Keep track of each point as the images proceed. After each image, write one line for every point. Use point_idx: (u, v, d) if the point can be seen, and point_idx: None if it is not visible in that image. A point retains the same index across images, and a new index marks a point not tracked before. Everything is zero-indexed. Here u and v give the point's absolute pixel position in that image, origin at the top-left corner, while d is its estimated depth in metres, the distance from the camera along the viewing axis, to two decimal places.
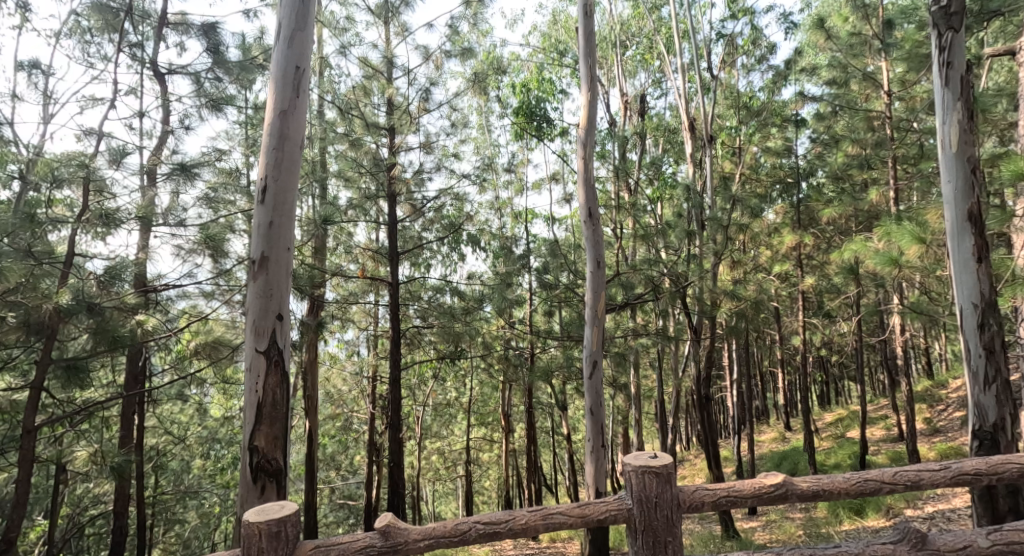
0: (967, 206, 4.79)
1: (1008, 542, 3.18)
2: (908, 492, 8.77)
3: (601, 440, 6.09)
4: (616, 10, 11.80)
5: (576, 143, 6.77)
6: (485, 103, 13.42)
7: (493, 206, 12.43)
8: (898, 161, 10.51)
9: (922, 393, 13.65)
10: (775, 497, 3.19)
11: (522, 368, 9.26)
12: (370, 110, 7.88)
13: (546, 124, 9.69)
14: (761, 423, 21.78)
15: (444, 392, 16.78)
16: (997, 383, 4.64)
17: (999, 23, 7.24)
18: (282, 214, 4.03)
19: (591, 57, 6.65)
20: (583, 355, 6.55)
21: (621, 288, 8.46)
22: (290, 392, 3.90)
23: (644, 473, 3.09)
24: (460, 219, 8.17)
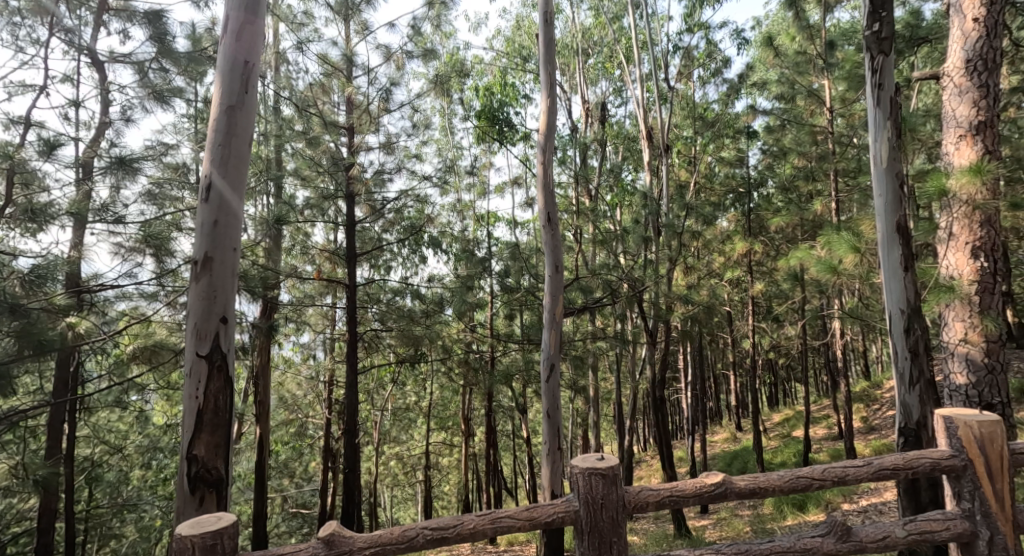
0: (896, 218, 5.17)
1: (923, 532, 3.49)
2: (845, 488, 9.25)
3: (557, 442, 6.21)
4: (578, 18, 12.08)
5: (535, 147, 6.93)
6: (448, 106, 13.51)
7: (455, 208, 12.53)
8: (840, 173, 11.09)
9: (860, 393, 14.41)
10: (714, 496, 3.38)
11: (482, 371, 9.30)
12: (330, 110, 7.88)
13: (508, 128, 9.84)
14: (714, 424, 22.44)
15: (403, 396, 16.69)
16: (921, 383, 5.03)
17: (927, 48, 7.79)
18: (227, 213, 4.05)
19: (550, 63, 6.82)
20: (541, 358, 6.68)
21: (580, 292, 8.64)
22: (233, 398, 3.91)
23: (591, 475, 3.26)
24: (421, 221, 8.24)
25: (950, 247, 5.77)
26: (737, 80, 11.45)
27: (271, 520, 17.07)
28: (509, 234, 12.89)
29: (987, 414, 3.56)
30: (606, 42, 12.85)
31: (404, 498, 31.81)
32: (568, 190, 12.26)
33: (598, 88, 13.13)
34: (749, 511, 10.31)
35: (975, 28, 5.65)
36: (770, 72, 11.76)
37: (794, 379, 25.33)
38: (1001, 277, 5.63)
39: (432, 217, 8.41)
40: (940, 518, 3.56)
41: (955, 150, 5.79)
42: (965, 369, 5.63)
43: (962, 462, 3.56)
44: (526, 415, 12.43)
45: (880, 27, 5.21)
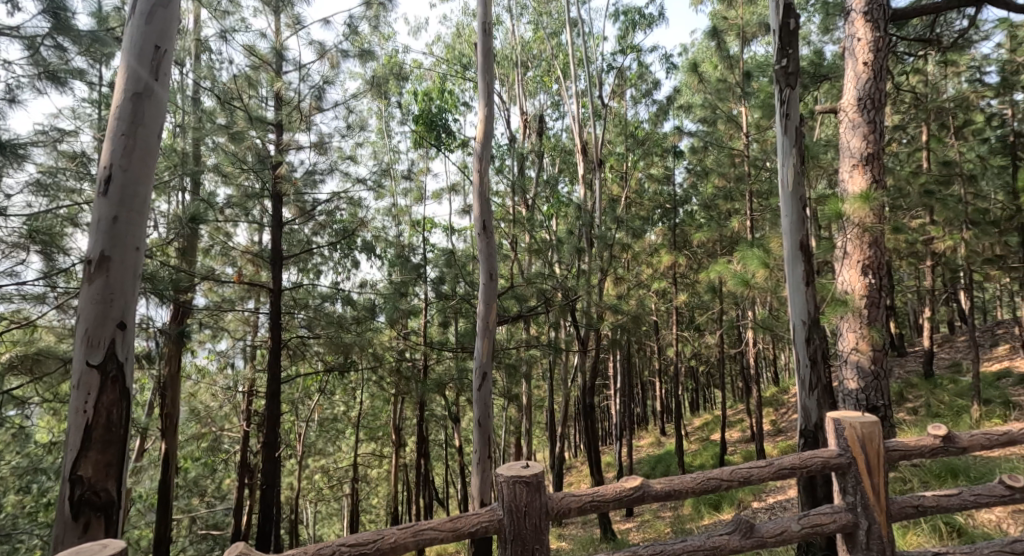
0: (799, 237, 5.74)
1: (815, 526, 3.78)
2: (755, 487, 9.89)
3: (487, 450, 6.34)
4: (517, 31, 12.40)
5: (472, 155, 7.12)
6: (386, 109, 13.52)
7: (391, 213, 12.54)
8: (754, 193, 11.94)
9: (771, 398, 15.49)
10: (633, 500, 3.60)
11: (412, 379, 9.38)
12: (258, 105, 7.76)
13: (447, 135, 9.98)
14: (640, 430, 23.27)
15: (330, 405, 16.28)
16: (818, 388, 5.56)
17: (828, 84, 8.64)
18: (129, 209, 3.81)
19: (488, 73, 7.06)
20: (474, 367, 6.83)
21: (515, 300, 8.82)
22: (128, 411, 3.70)
23: (515, 483, 3.44)
24: (354, 225, 8.27)
25: (845, 265, 6.43)
26: (665, 101, 12.12)
27: (180, 541, 16.05)
28: (445, 240, 13.00)
29: (867, 416, 3.85)
30: (545, 56, 13.24)
31: (329, 512, 30.77)
32: (505, 200, 12.49)
33: (536, 100, 13.51)
34: (671, 512, 10.90)
35: (866, 71, 6.36)
36: (695, 96, 12.54)
37: (713, 386, 26.70)
38: (885, 292, 6.36)
39: (365, 221, 8.43)
40: (828, 512, 3.84)
41: (849, 178, 6.47)
42: (856, 375, 6.29)
43: (847, 459, 3.84)
44: (458, 423, 12.50)
45: (788, 63, 5.80)
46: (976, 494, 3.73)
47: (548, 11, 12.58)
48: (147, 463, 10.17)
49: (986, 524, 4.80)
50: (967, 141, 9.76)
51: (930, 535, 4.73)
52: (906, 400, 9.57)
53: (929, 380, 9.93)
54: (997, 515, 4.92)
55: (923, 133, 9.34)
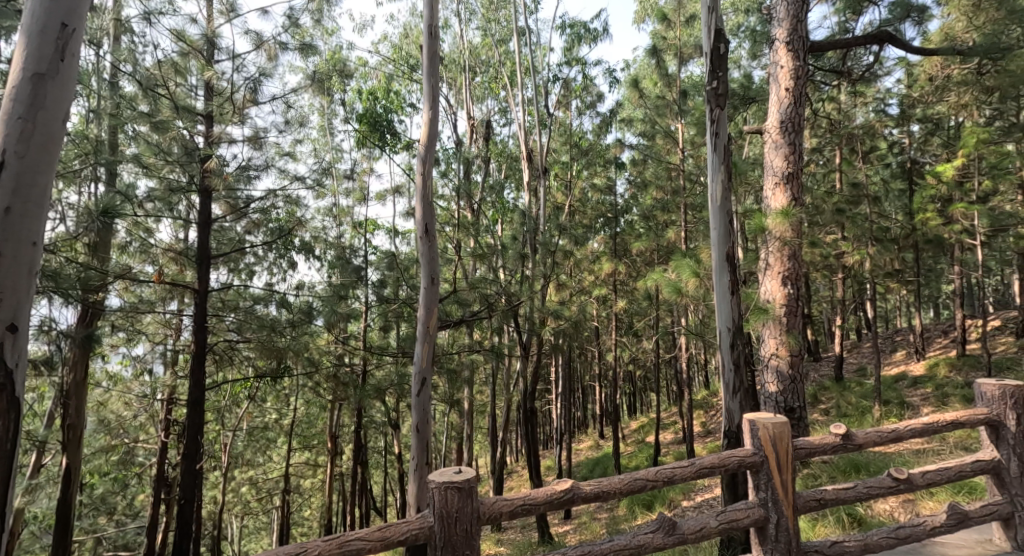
0: (727, 249, 6.12)
1: (731, 522, 3.72)
2: (685, 488, 10.30)
3: (425, 457, 6.33)
4: (465, 36, 12.50)
5: (416, 157, 7.12)
6: (329, 106, 13.33)
7: (332, 213, 12.37)
8: (689, 206, 12.49)
9: (701, 401, 16.24)
10: (564, 502, 3.57)
11: (350, 385, 9.08)
12: (186, 93, 7.36)
13: (391, 135, 9.98)
14: (579, 434, 23.66)
15: (262, 413, 15.63)
16: (741, 391, 5.93)
17: (756, 106, 9.21)
18: (25, 201, 3.03)
19: (434, 77, 7.12)
20: (413, 372, 6.78)
21: (457, 304, 8.59)
22: (19, 420, 3.00)
23: (447, 489, 3.36)
24: (291, 224, 8.11)
25: (768, 275, 6.89)
26: (608, 114, 12.52)
27: None
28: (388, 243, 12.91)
29: (778, 416, 3.84)
30: (492, 62, 13.39)
31: (257, 526, 29.44)
32: (449, 204, 12.45)
33: (483, 105, 13.63)
34: (607, 513, 11.18)
35: (787, 96, 6.88)
36: (637, 110, 13.01)
37: (649, 390, 27.54)
38: (802, 301, 6.86)
39: (304, 221, 8.28)
40: (743, 507, 3.77)
41: (772, 195, 6.96)
42: (776, 379, 6.76)
43: (760, 458, 3.79)
44: (397, 429, 12.36)
45: (717, 84, 6.22)
46: (868, 486, 3.78)
47: (496, 19, 12.78)
48: (47, 480, 9.34)
49: (881, 514, 5.28)
50: (873, 163, 10.66)
51: (836, 525, 5.14)
52: (820, 403, 10.26)
53: (840, 384, 10.68)
54: (892, 505, 5.42)
55: (837, 155, 10.11)
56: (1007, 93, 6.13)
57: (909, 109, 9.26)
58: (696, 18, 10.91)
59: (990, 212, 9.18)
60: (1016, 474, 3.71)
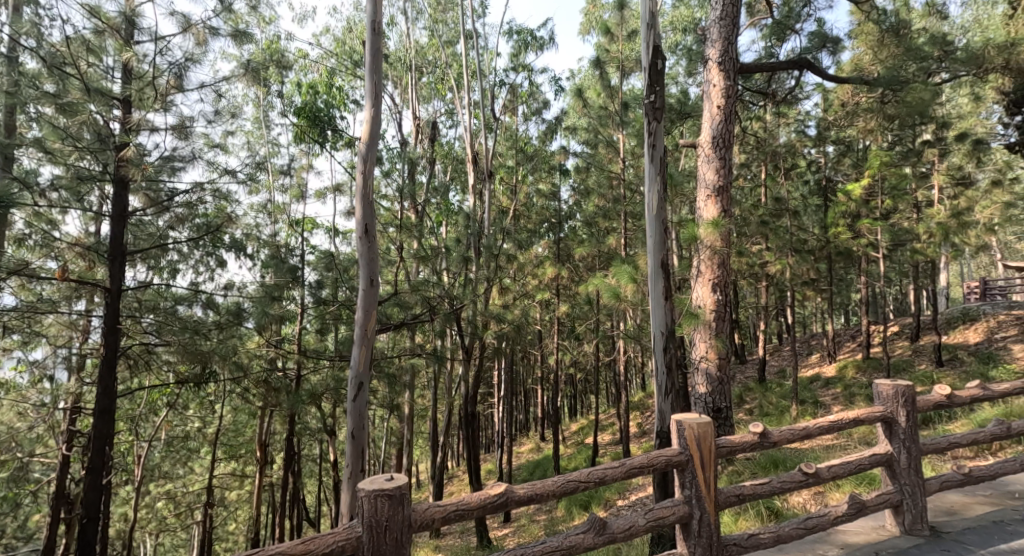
0: (662, 257, 6.41)
1: (658, 519, 3.87)
2: (620, 487, 10.60)
3: (360, 465, 6.24)
4: (412, 35, 12.41)
5: (357, 155, 6.87)
6: (265, 97, 12.96)
7: (266, 210, 12.00)
8: (629, 214, 12.88)
9: (638, 403, 16.79)
10: (496, 506, 3.66)
11: (282, 390, 8.84)
12: (101, 74, 6.73)
13: (332, 132, 9.82)
14: (520, 437, 23.78)
15: (181, 422, 14.65)
16: (673, 392, 6.25)
17: (691, 121, 9.65)
18: None
19: (377, 73, 6.86)
20: (350, 376, 6.51)
21: (397, 307, 8.49)
22: None
23: (377, 497, 3.39)
24: (220, 220, 7.82)
25: (699, 282, 7.25)
26: (553, 120, 12.77)
27: None
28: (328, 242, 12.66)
29: (703, 417, 4.04)
30: (439, 63, 13.41)
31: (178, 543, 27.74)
32: (392, 205, 12.26)
33: (429, 105, 13.60)
34: (545, 516, 11.35)
35: (719, 113, 7.30)
36: (581, 119, 13.33)
37: (588, 392, 28.06)
38: (730, 307, 7.25)
39: (235, 217, 8.00)
40: (669, 504, 3.93)
41: (704, 207, 7.35)
42: (705, 381, 7.13)
43: (686, 457, 3.96)
44: (334, 435, 12.09)
45: (655, 99, 6.51)
46: (781, 481, 4.07)
47: (444, 19, 12.79)
48: None
49: (796, 506, 5.69)
50: (792, 180, 11.42)
51: (755, 518, 5.46)
52: (745, 404, 10.82)
53: (762, 385, 11.33)
54: (805, 498, 5.86)
55: (763, 171, 10.73)
56: (905, 123, 6.74)
57: (825, 131, 10.01)
58: (637, 33, 11.30)
59: (891, 228, 10.04)
60: (904, 465, 4.10)
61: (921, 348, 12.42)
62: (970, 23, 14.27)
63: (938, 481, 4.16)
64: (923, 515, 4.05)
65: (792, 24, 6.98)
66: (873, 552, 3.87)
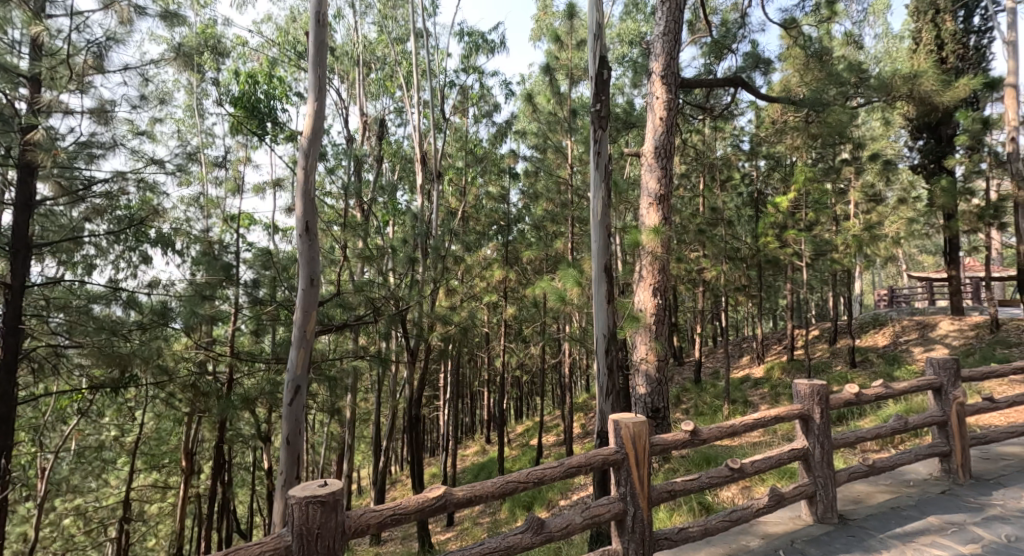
0: (605, 261, 6.62)
1: (594, 517, 4.01)
2: (562, 488, 10.78)
3: (295, 471, 6.03)
4: (361, 30, 12.22)
5: (298, 150, 6.30)
6: (199, 84, 12.52)
7: (199, 204, 11.51)
8: (575, 219, 13.14)
9: (582, 404, 17.10)
10: (435, 509, 3.67)
11: (212, 395, 8.22)
12: (4, 46, 6.13)
13: (273, 124, 9.57)
14: (466, 440, 23.72)
15: (96, 430, 13.66)
16: (613, 393, 6.49)
17: (636, 130, 9.96)
18: None
19: (321, 65, 6.30)
20: (286, 379, 6.12)
21: (339, 308, 8.34)
22: None
23: (310, 503, 3.34)
24: (144, 213, 7.45)
25: (641, 287, 7.51)
26: (503, 124, 12.89)
27: None
28: (267, 239, 12.33)
29: (638, 416, 4.21)
30: (388, 60, 13.31)
31: None
32: (336, 203, 12.01)
33: (377, 102, 13.48)
34: (488, 518, 11.41)
35: (661, 124, 7.60)
36: (530, 123, 13.54)
37: (534, 394, 28.35)
38: (669, 311, 7.56)
39: (161, 211, 7.66)
40: (604, 502, 4.08)
41: (646, 213, 7.63)
42: (644, 382, 7.40)
43: (620, 455, 4.12)
44: (270, 441, 11.69)
45: (601, 107, 6.72)
46: (709, 477, 4.31)
47: (394, 16, 12.66)
48: None
49: (725, 500, 6.00)
50: (728, 191, 11.99)
51: (687, 513, 5.72)
52: (681, 404, 11.27)
53: (698, 386, 11.80)
54: (734, 493, 6.19)
55: (702, 181, 11.18)
56: (827, 141, 7.22)
57: (758, 146, 10.57)
58: (587, 42, 11.56)
59: (815, 239, 10.68)
60: (818, 459, 4.42)
61: (838, 351, 13.28)
62: (887, 51, 15.43)
63: (846, 472, 4.52)
64: (833, 504, 4.39)
65: (729, 44, 7.36)
66: (788, 540, 4.17)
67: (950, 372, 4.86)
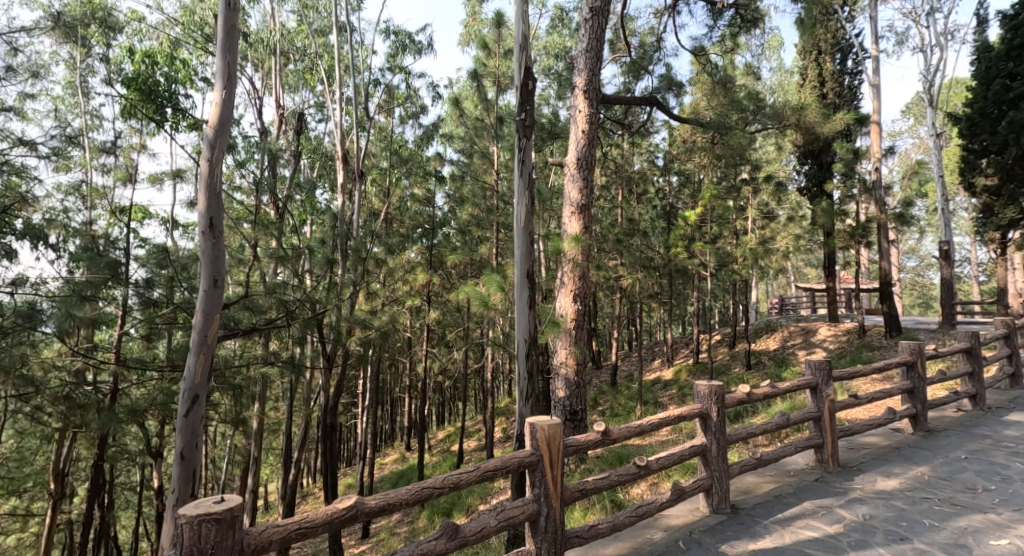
0: (527, 267, 6.79)
1: (509, 519, 4.14)
2: (482, 492, 10.86)
3: (189, 489, 5.66)
4: (279, 17, 11.81)
5: (203, 141, 5.83)
6: (81, 57, 11.63)
7: (82, 195, 10.61)
8: (500, 224, 13.31)
9: (502, 409, 17.34)
10: (345, 520, 3.64)
11: (91, 407, 7.11)
12: None
13: (172, 109, 8.98)
14: (385, 448, 23.31)
15: None
16: (533, 397, 6.69)
17: (561, 142, 10.28)
18: None
19: (231, 49, 5.78)
20: (182, 389, 5.70)
21: (246, 310, 7.84)
22: None
23: (203, 522, 3.22)
24: (8, 197, 6.87)
25: (562, 293, 7.71)
26: (431, 126, 12.86)
27: None
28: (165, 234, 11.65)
29: (554, 418, 4.38)
30: (308, 52, 12.99)
31: None
32: (246, 198, 11.47)
33: (296, 94, 13.09)
34: (405, 527, 11.35)
35: (584, 136, 7.92)
36: (456, 128, 13.66)
37: (456, 400, 28.35)
38: (589, 316, 7.82)
39: (30, 198, 7.13)
40: (519, 503, 4.21)
41: (568, 221, 7.90)
42: (564, 386, 7.63)
43: (536, 457, 4.27)
44: (162, 455, 10.88)
45: (526, 116, 6.90)
46: (618, 475, 4.56)
47: (315, 7, 12.37)
48: None
49: (636, 497, 6.33)
50: (643, 203, 12.58)
51: (601, 510, 5.98)
52: (598, 407, 11.71)
53: (613, 389, 12.33)
54: (642, 490, 6.55)
55: (621, 194, 11.65)
56: (731, 160, 7.85)
57: (670, 162, 11.23)
58: (514, 51, 11.83)
59: (717, 251, 11.48)
60: (715, 454, 4.78)
61: (735, 354, 14.30)
62: (779, 86, 16.94)
63: (738, 465, 4.92)
64: (727, 495, 4.79)
65: (646, 65, 7.85)
66: (688, 531, 4.49)
67: (824, 372, 5.40)
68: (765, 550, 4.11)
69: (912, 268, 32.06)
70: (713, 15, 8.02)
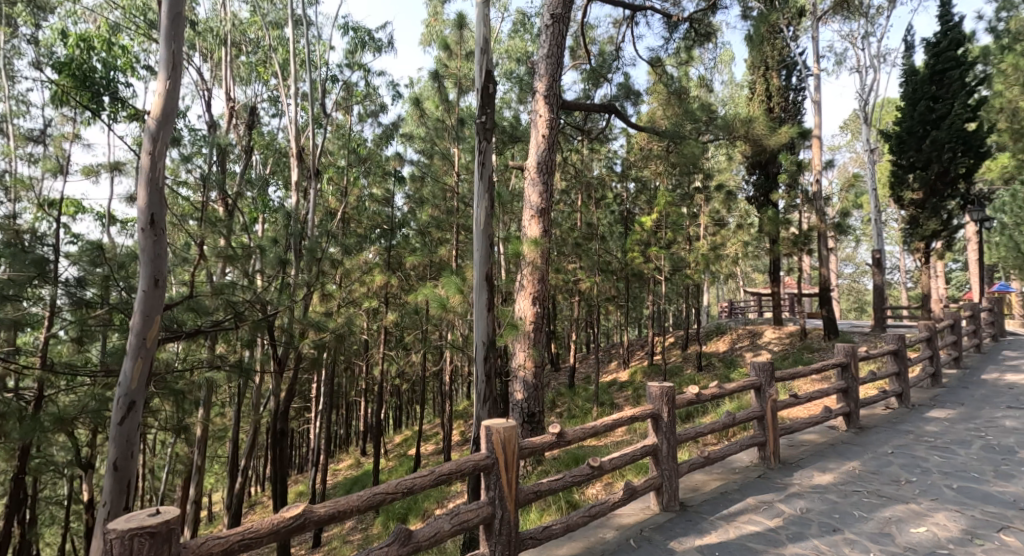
0: (486, 269, 6.83)
1: (463, 522, 4.16)
2: (438, 496, 10.82)
3: (122, 501, 5.46)
4: (231, 7, 11.53)
5: (143, 135, 5.62)
6: (9, 39, 11.04)
7: (7, 187, 10.05)
8: (459, 226, 13.30)
9: (460, 412, 17.30)
10: (291, 529, 3.59)
11: (10, 416, 6.68)
12: None
13: (111, 97, 8.64)
14: (340, 453, 22.87)
15: None
16: (490, 399, 6.73)
17: (520, 145, 10.36)
18: None
19: (176, 39, 5.58)
20: (117, 395, 5.49)
21: (193, 311, 7.60)
22: None
23: (136, 536, 3.12)
24: None
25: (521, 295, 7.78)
26: (390, 125, 12.75)
27: None
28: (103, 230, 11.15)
29: (508, 421, 4.43)
30: (261, 44, 12.71)
31: None
32: (192, 194, 11.08)
33: (248, 87, 12.76)
34: (359, 534, 11.22)
35: (543, 141, 8.02)
36: (416, 128, 13.59)
37: (413, 403, 28.09)
38: (547, 318, 7.92)
39: None
40: (472, 506, 4.25)
41: (527, 224, 7.98)
42: (521, 388, 7.70)
43: (490, 460, 4.32)
44: (95, 464, 10.36)
45: (486, 119, 6.93)
46: (572, 476, 4.65)
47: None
48: None
49: (591, 496, 6.46)
50: (601, 208, 12.79)
51: (556, 510, 6.08)
52: (556, 409, 11.84)
53: (570, 391, 12.50)
54: (597, 490, 6.68)
55: (580, 199, 11.80)
56: (685, 168, 8.09)
57: (627, 168, 11.45)
58: (474, 53, 11.88)
59: (671, 255, 11.77)
60: (665, 453, 4.93)
61: (688, 356, 14.66)
62: (729, 98, 17.51)
63: (687, 464, 5.09)
64: (676, 493, 4.95)
65: (605, 73, 8.01)
66: (638, 529, 4.63)
67: (767, 373, 5.62)
68: (710, 545, 4.28)
69: (851, 274, 33.68)
70: (669, 26, 8.26)
